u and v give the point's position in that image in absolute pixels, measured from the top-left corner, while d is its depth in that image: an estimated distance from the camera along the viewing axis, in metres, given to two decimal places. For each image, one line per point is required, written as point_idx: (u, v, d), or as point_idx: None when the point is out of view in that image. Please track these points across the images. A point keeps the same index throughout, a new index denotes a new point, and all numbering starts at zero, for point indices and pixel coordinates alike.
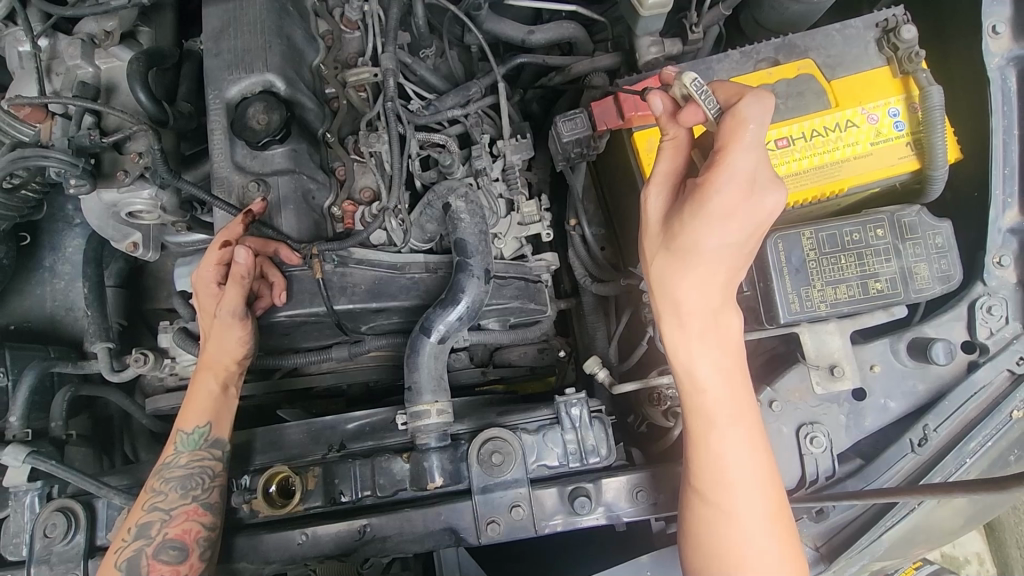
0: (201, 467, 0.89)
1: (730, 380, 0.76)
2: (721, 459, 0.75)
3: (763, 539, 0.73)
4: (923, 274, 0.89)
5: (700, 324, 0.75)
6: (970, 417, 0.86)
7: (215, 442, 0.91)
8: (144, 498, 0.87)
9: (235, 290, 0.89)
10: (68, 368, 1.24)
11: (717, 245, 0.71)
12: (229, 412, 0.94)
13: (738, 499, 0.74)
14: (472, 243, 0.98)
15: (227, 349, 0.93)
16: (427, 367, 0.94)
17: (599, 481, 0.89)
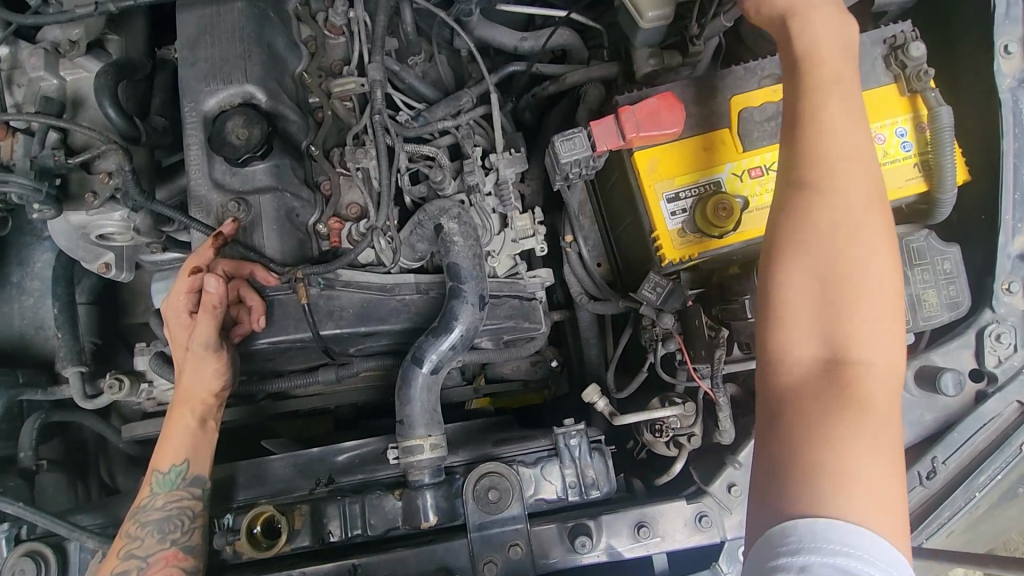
0: (179, 508, 0.84)
1: (870, 284, 0.57)
2: (844, 332, 0.55)
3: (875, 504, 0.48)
4: (932, 301, 0.86)
5: (826, 198, 0.61)
6: (979, 448, 0.83)
7: (194, 480, 0.86)
8: (120, 545, 0.81)
9: (207, 322, 0.83)
10: (39, 395, 1.21)
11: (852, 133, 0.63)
12: (208, 446, 0.88)
13: (868, 441, 0.50)
14: (466, 268, 0.93)
15: (202, 382, 0.87)
16: (420, 400, 0.89)
17: (601, 517, 0.87)
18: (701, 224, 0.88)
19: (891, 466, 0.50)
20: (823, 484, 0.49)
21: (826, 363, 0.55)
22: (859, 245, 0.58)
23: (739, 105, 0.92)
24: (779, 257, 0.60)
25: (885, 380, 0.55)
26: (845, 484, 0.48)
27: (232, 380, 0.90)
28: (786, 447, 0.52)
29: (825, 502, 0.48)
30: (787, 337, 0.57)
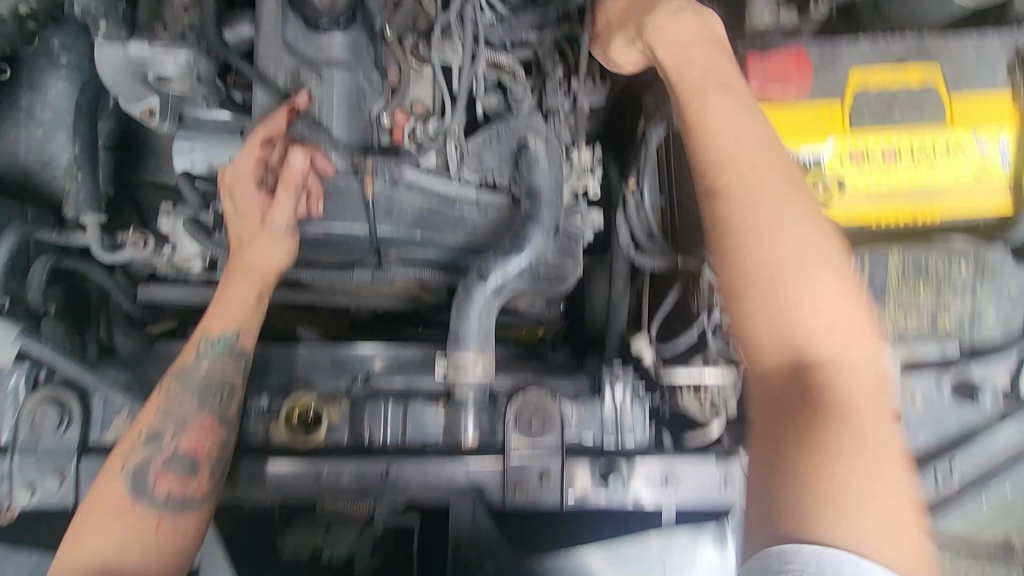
0: (221, 380, 0.85)
1: (795, 267, 0.68)
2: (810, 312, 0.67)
3: (852, 341, 0.66)
4: (989, 319, 0.88)
5: (745, 221, 0.70)
6: (993, 461, 0.88)
7: (241, 350, 0.87)
8: (161, 397, 0.84)
9: (287, 194, 0.91)
10: (52, 236, 1.12)
11: (724, 108, 0.78)
12: (258, 322, 0.91)
13: (869, 444, 0.59)
14: (545, 193, 0.91)
15: (267, 259, 0.92)
16: (477, 319, 0.87)
17: (634, 460, 0.88)
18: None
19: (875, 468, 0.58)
20: (871, 516, 0.55)
21: (812, 405, 0.63)
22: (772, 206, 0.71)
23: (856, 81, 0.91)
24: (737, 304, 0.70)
25: (852, 376, 0.65)
26: (845, 513, 0.55)
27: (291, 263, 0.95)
28: (802, 466, 0.59)
29: (818, 527, 0.55)
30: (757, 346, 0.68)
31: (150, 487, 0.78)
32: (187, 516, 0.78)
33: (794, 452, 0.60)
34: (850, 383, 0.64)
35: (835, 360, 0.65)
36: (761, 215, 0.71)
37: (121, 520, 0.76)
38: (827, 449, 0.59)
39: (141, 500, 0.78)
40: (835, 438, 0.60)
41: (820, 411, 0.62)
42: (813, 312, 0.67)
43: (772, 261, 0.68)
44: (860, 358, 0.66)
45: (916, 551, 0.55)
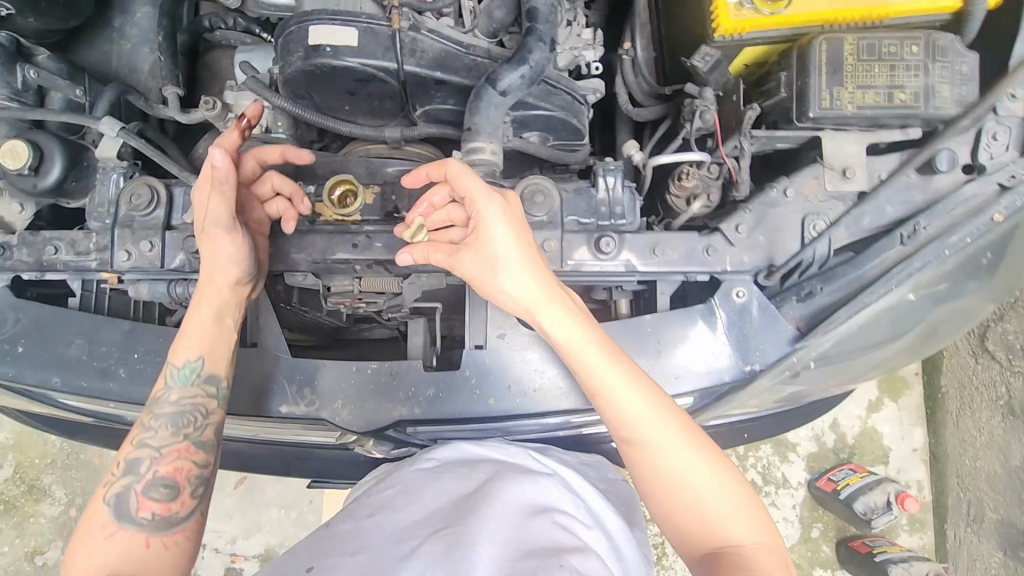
0: (193, 404, 0.94)
1: (629, 393, 0.90)
2: (643, 434, 0.89)
3: (650, 415, 0.89)
4: (944, 95, 0.98)
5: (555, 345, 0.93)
6: (955, 219, 0.96)
7: (209, 378, 0.96)
8: (136, 434, 0.92)
9: (219, 197, 0.93)
10: (140, 103, 1.32)
11: (489, 224, 0.91)
12: (223, 350, 0.98)
13: (654, 454, 0.88)
14: (543, 14, 1.06)
15: (222, 266, 0.96)
16: (488, 113, 1.03)
17: (624, 233, 1.02)
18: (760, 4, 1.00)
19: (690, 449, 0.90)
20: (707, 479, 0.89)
21: (683, 516, 0.88)
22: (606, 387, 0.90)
23: None
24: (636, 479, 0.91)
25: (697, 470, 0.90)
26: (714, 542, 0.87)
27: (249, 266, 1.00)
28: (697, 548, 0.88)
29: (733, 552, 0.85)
30: (659, 507, 0.90)
31: (134, 513, 0.86)
32: (174, 532, 0.87)
33: (687, 536, 0.89)
34: (655, 463, 0.89)
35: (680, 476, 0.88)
36: (618, 411, 0.89)
37: (111, 541, 0.84)
38: (682, 487, 0.88)
39: (127, 523, 0.86)
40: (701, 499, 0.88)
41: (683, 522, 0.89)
42: (574, 349, 0.91)
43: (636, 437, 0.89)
44: (690, 436, 0.90)
45: (698, 503, 0.88)
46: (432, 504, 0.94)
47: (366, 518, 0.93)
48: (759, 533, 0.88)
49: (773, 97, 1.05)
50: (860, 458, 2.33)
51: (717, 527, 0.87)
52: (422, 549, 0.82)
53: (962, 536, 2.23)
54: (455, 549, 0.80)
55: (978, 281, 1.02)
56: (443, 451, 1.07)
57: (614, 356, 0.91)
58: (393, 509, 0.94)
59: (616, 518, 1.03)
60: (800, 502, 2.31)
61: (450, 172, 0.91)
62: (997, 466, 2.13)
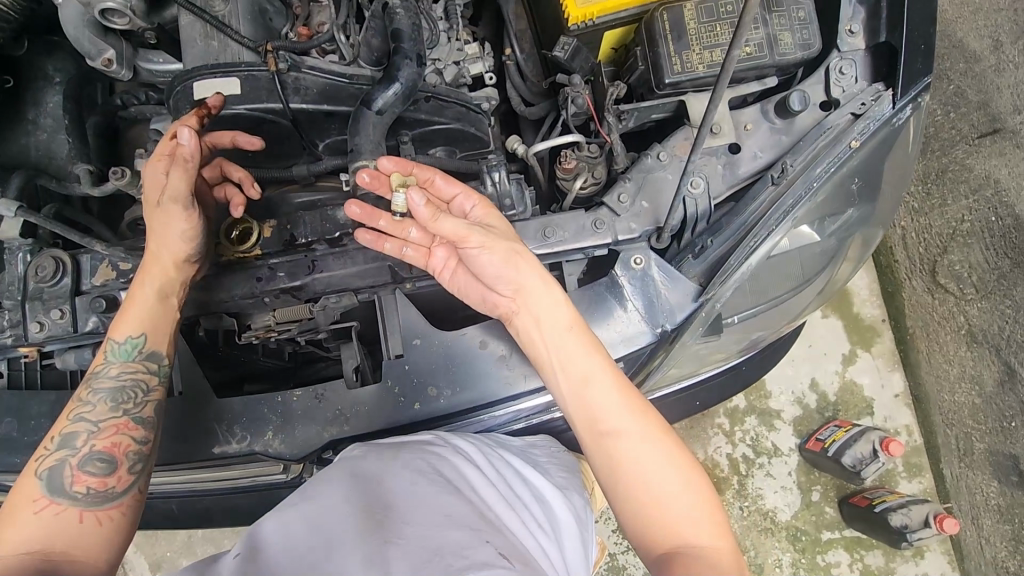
0: (133, 379, 0.95)
1: (599, 378, 0.89)
2: (615, 419, 0.86)
3: (623, 411, 0.87)
4: (787, 41, 1.04)
5: (537, 334, 0.95)
6: (819, 151, 1.00)
7: (149, 353, 0.97)
8: (72, 408, 0.92)
9: (179, 172, 0.95)
10: (51, 184, 1.37)
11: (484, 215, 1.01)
12: (164, 327, 0.99)
13: (626, 446, 0.85)
14: (407, 32, 1.12)
15: (169, 244, 0.99)
16: (368, 133, 1.08)
17: (513, 223, 1.06)
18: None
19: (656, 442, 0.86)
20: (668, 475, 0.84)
21: (643, 515, 0.83)
22: (579, 369, 0.90)
23: None
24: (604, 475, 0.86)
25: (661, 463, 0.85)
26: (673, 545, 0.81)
27: (195, 248, 1.02)
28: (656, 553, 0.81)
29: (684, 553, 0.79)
30: (622, 504, 0.84)
31: (67, 487, 0.86)
32: (110, 506, 0.87)
33: (645, 539, 0.82)
34: (626, 452, 0.85)
35: (645, 469, 0.84)
36: (591, 395, 0.88)
37: (39, 513, 0.83)
38: (647, 480, 0.83)
39: (59, 497, 0.85)
40: (662, 496, 0.83)
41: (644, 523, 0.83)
42: (552, 335, 0.94)
43: (607, 422, 0.87)
44: (657, 429, 0.87)
45: (658, 498, 0.82)
46: (363, 485, 0.84)
47: (291, 507, 0.82)
48: (717, 536, 0.82)
49: (635, 71, 1.10)
50: (846, 413, 2.25)
51: (681, 529, 0.81)
52: (352, 529, 0.73)
53: (958, 472, 2.16)
54: (384, 527, 0.74)
55: (857, 204, 1.06)
56: (371, 449, 0.95)
57: (588, 345, 0.92)
58: (320, 493, 0.83)
59: (565, 509, 0.99)
60: (795, 468, 2.21)
61: (438, 182, 1.04)
62: (974, 396, 2.10)
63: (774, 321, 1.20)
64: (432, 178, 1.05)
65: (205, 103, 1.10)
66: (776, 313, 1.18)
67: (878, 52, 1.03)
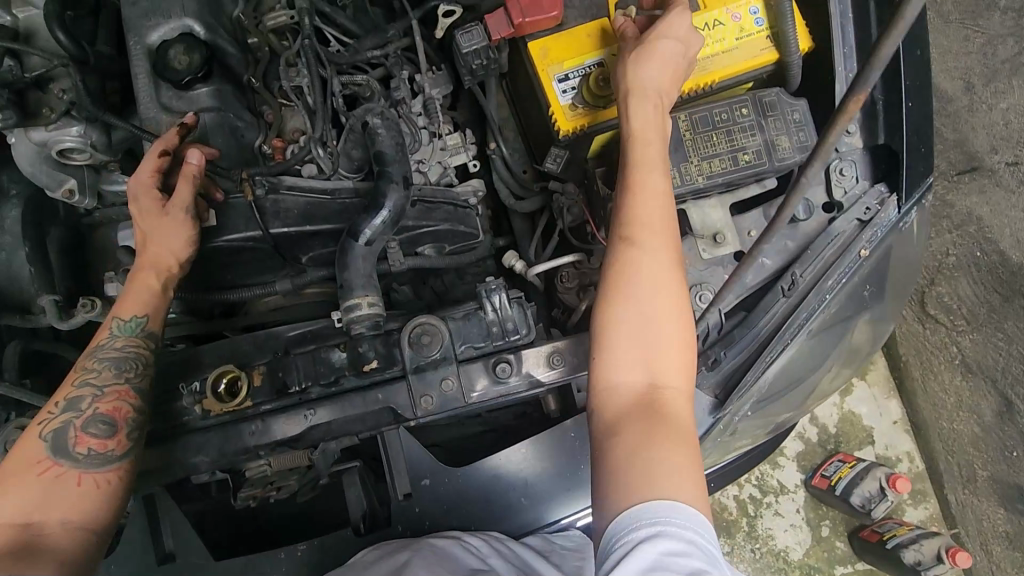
0: (136, 354, 0.96)
1: (669, 350, 0.77)
2: (658, 370, 0.76)
3: (681, 366, 0.78)
4: (785, 145, 1.01)
5: (627, 218, 0.83)
6: (829, 259, 0.98)
7: (150, 333, 0.98)
8: (75, 376, 0.93)
9: (188, 185, 1.02)
10: (17, 321, 1.30)
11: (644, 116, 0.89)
12: (166, 310, 1.01)
13: (667, 407, 0.74)
14: (390, 153, 1.08)
15: (171, 245, 1.03)
16: (357, 266, 1.03)
17: (519, 351, 1.01)
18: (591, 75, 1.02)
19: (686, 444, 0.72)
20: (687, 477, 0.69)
21: (637, 399, 0.74)
22: (654, 330, 0.77)
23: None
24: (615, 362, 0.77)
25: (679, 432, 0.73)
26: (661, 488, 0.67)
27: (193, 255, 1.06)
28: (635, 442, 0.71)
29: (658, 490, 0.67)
30: (616, 386, 0.76)
31: (70, 447, 0.87)
32: (107, 470, 0.88)
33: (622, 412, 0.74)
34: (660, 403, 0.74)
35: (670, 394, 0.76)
36: (654, 345, 0.77)
37: (39, 481, 0.84)
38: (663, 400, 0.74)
39: (61, 458, 0.87)
40: (661, 420, 0.72)
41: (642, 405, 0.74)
42: (638, 233, 0.81)
43: (648, 329, 0.77)
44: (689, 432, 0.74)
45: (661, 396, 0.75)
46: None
47: None
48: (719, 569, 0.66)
49: None
50: (847, 445, 2.10)
51: (691, 459, 0.70)
52: None
53: (964, 499, 1.99)
54: None
55: (866, 310, 1.06)
56: (392, 545, 0.96)
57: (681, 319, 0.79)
58: None
59: None
60: (803, 505, 2.06)
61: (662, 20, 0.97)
62: (973, 423, 1.96)
63: (790, 404, 1.16)
64: (642, 92, 0.90)
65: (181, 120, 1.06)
66: (790, 399, 1.14)
67: (875, 152, 1.02)
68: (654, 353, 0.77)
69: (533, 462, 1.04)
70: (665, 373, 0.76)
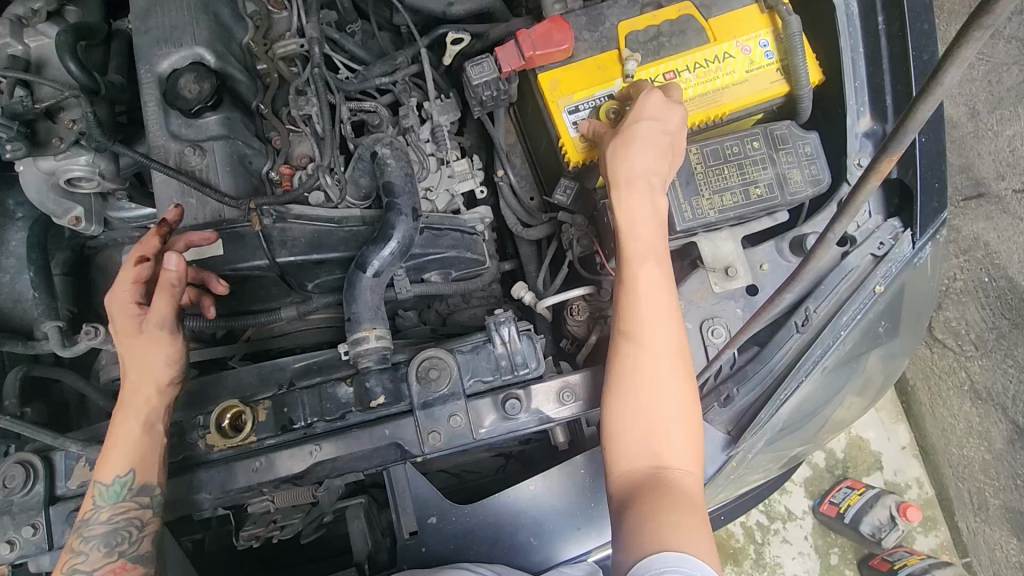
0: (126, 520, 0.92)
1: (674, 418, 0.82)
2: (661, 433, 0.81)
3: (688, 425, 0.83)
4: (796, 179, 1.01)
5: (623, 307, 0.88)
6: (842, 294, 0.97)
7: (141, 488, 0.93)
8: (65, 559, 0.91)
9: (164, 298, 0.94)
10: (19, 348, 1.27)
11: (637, 166, 0.91)
12: (155, 459, 0.94)
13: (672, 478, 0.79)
14: (400, 185, 1.08)
15: (152, 370, 0.96)
16: (365, 298, 1.01)
17: (529, 386, 0.99)
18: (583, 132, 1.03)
19: (695, 508, 0.77)
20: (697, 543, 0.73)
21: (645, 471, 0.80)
22: (656, 399, 0.83)
23: (624, 29, 1.06)
24: (621, 432, 0.83)
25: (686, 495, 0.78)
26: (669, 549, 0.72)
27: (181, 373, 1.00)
28: (644, 507, 0.76)
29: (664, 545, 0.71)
30: (623, 457, 0.82)
31: None
32: None
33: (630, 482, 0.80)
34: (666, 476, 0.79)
35: (674, 461, 0.81)
36: (659, 415, 0.82)
37: None
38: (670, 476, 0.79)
39: None
40: (669, 492, 0.77)
41: (647, 479, 0.79)
42: (637, 312, 0.86)
43: (654, 402, 0.83)
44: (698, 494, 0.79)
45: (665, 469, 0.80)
46: None
47: None
48: None
49: None
50: (856, 471, 2.06)
51: (700, 527, 0.74)
52: None
53: (975, 527, 1.94)
54: None
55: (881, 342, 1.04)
56: None
57: (685, 389, 0.84)
58: None
59: None
60: (811, 531, 2.02)
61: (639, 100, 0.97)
62: (984, 451, 1.89)
63: (803, 438, 1.13)
64: (626, 149, 0.93)
65: (163, 219, 1.01)
66: (804, 433, 1.11)
67: (888, 185, 1.01)
68: (662, 428, 0.82)
69: (543, 499, 1.02)
70: (670, 441, 0.81)
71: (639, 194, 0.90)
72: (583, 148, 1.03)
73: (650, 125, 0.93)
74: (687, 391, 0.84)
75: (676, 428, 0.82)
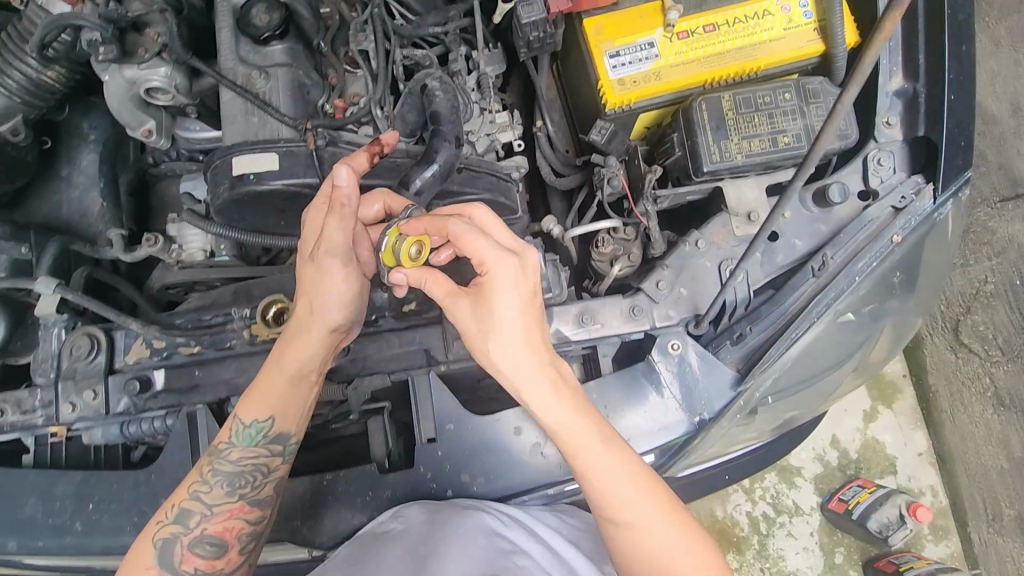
0: (254, 464, 0.99)
1: (617, 474, 0.88)
2: (608, 489, 0.87)
3: (630, 471, 0.88)
4: (824, 132, 1.05)
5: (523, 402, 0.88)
6: (860, 243, 1.01)
7: (277, 437, 1.00)
8: (190, 483, 0.98)
9: (338, 227, 0.93)
10: (86, 249, 1.39)
11: (506, 278, 0.84)
12: (292, 409, 1.00)
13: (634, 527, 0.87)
14: (446, 116, 1.16)
15: (325, 309, 0.97)
16: (405, 213, 1.09)
17: (550, 308, 1.05)
18: (407, 265, 0.92)
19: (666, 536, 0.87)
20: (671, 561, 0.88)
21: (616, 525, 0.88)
22: (599, 467, 0.87)
23: None
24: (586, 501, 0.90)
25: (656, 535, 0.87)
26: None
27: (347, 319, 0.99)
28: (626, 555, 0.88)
29: None
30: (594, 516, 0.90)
31: (177, 564, 0.95)
32: None
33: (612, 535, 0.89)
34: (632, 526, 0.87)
35: (631, 509, 0.88)
36: (610, 476, 0.88)
37: None
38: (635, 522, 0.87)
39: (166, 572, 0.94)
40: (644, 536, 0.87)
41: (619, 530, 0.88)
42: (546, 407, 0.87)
43: (599, 471, 0.88)
44: (666, 524, 0.88)
45: (625, 516, 0.87)
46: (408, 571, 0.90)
47: None
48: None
49: (670, 155, 1.11)
50: (869, 472, 1.91)
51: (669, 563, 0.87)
52: None
53: (987, 538, 1.86)
54: None
55: (897, 296, 1.06)
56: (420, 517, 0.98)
57: (613, 445, 0.89)
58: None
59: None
60: (817, 528, 1.89)
61: (469, 225, 0.87)
62: (1002, 458, 1.89)
63: (811, 396, 1.13)
64: (455, 230, 0.88)
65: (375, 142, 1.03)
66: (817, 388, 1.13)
67: (914, 144, 1.04)
68: (613, 486, 0.88)
69: None
70: (627, 491, 0.88)
71: (480, 291, 0.86)
72: (620, 90, 1.09)
73: (461, 227, 0.87)
74: (615, 441, 0.89)
75: (622, 482, 0.88)
